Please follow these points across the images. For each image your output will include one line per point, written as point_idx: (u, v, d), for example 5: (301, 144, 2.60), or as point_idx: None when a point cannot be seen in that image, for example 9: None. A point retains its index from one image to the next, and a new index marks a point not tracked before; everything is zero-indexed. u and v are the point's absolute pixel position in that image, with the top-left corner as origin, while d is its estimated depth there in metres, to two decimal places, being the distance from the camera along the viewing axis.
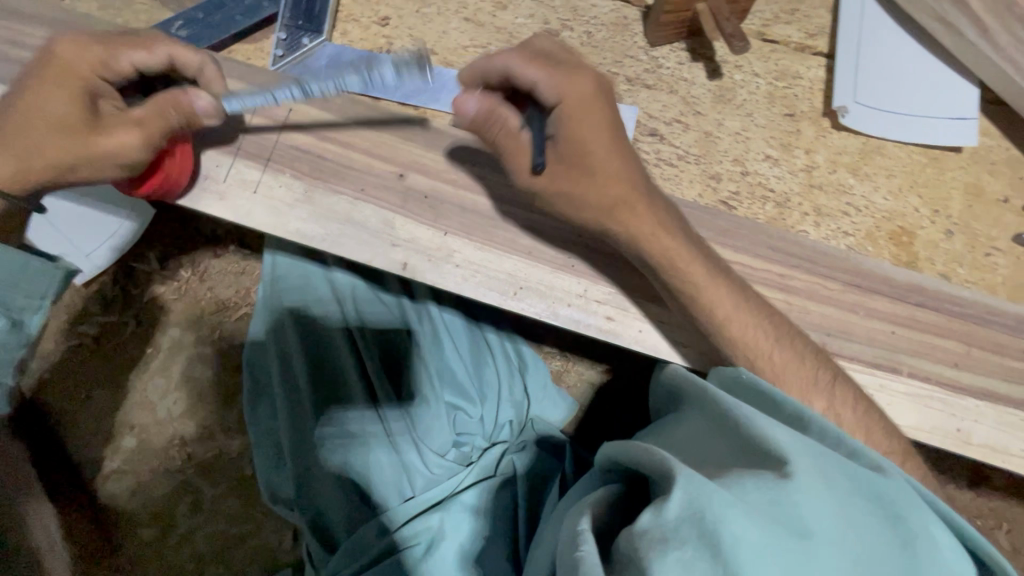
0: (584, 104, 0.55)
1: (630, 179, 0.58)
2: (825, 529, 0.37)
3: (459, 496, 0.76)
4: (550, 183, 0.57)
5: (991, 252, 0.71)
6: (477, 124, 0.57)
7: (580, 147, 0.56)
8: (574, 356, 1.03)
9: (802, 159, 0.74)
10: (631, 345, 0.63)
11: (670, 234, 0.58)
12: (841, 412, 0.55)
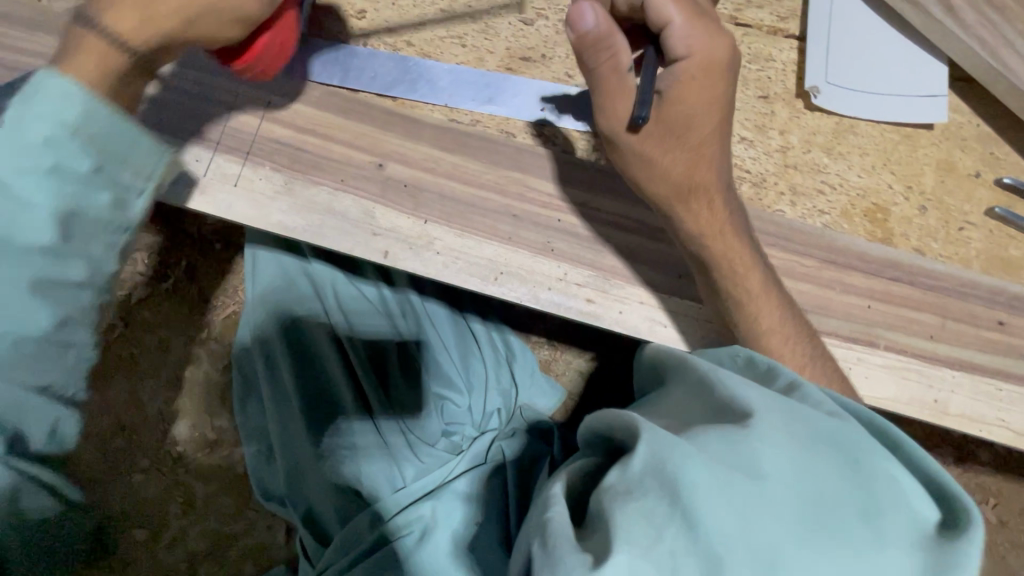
0: (704, 77, 0.62)
1: (715, 173, 0.67)
2: (779, 473, 0.41)
3: (452, 484, 0.86)
4: (640, 141, 0.65)
5: (965, 227, 0.79)
6: (588, 41, 0.60)
7: (690, 115, 0.64)
8: (561, 345, 1.16)
9: (777, 140, 0.81)
10: (609, 326, 0.72)
11: (734, 236, 0.68)
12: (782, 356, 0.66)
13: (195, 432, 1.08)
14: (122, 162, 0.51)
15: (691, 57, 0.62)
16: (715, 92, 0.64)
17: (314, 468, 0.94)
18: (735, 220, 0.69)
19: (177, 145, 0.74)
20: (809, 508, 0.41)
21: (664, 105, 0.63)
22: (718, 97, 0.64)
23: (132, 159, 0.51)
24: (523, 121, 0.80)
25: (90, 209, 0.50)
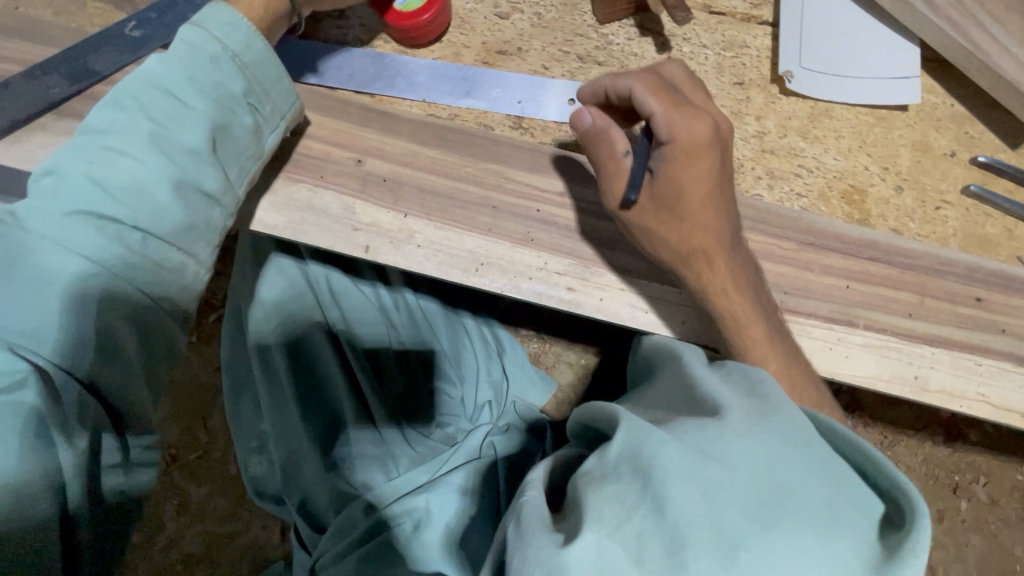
0: (688, 157, 0.67)
1: (718, 234, 0.69)
2: (749, 465, 0.42)
3: (449, 478, 0.86)
4: (637, 215, 0.69)
5: (941, 206, 0.80)
6: (588, 135, 0.70)
7: (679, 192, 0.68)
8: (550, 338, 1.17)
9: (753, 125, 0.81)
10: (591, 313, 0.72)
11: (739, 293, 0.68)
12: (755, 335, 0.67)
13: (188, 436, 1.09)
14: (264, 95, 0.66)
15: (676, 138, 0.66)
16: (702, 168, 0.67)
17: (309, 464, 0.95)
18: (748, 278, 0.69)
19: None
20: (775, 508, 0.40)
21: (654, 184, 0.69)
22: (708, 173, 0.68)
23: (271, 94, 0.66)
24: (501, 113, 0.80)
25: (236, 127, 0.63)
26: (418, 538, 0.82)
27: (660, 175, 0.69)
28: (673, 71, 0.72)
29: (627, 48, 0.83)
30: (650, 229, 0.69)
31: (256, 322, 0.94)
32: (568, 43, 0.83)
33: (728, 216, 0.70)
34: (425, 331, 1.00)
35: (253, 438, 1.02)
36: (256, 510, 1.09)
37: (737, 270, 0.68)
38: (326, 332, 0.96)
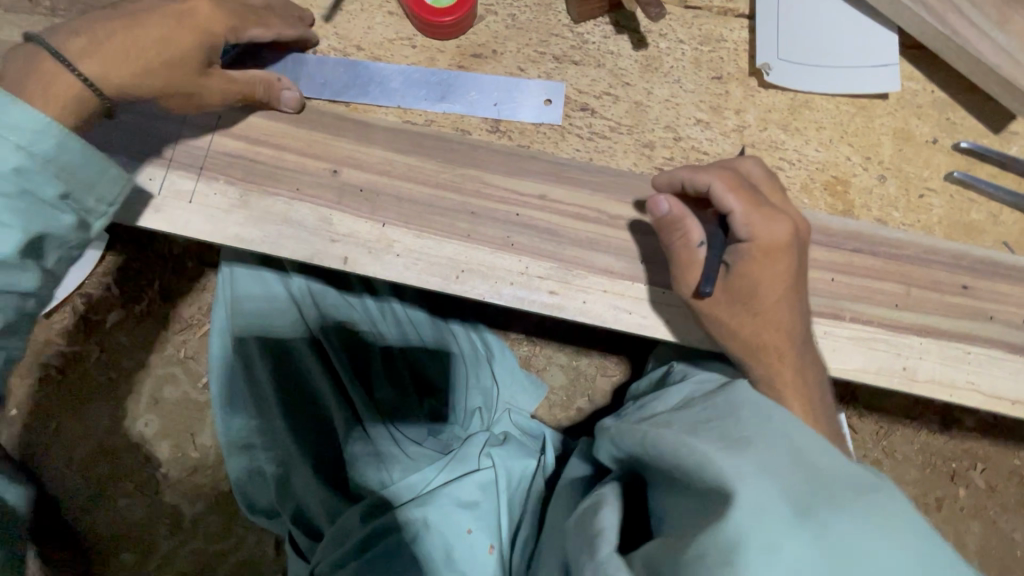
0: (767, 256, 0.64)
1: (791, 331, 0.65)
2: (862, 549, 0.44)
3: (449, 490, 0.85)
4: (709, 306, 0.67)
5: (926, 193, 0.79)
6: (663, 221, 0.66)
7: (755, 288, 0.65)
8: (540, 342, 1.15)
9: (733, 120, 0.81)
10: (574, 316, 0.72)
11: (808, 388, 0.66)
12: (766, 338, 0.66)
13: (178, 454, 1.08)
14: (88, 188, 0.61)
15: (755, 239, 0.64)
16: (784, 269, 0.65)
17: (300, 472, 0.95)
18: (810, 371, 0.66)
19: (127, 163, 0.73)
20: None
21: (730, 278, 0.66)
22: (788, 273, 0.65)
23: (97, 185, 0.62)
24: (477, 117, 0.79)
25: (55, 227, 0.60)
26: (417, 549, 0.83)
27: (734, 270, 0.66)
28: (750, 169, 0.70)
29: (603, 47, 0.82)
30: (720, 319, 0.67)
31: (244, 338, 0.95)
32: (543, 44, 0.82)
33: (803, 311, 0.66)
34: (414, 339, 0.99)
35: (240, 452, 1.01)
36: (249, 526, 1.08)
37: (801, 359, 0.66)
38: (311, 345, 0.95)
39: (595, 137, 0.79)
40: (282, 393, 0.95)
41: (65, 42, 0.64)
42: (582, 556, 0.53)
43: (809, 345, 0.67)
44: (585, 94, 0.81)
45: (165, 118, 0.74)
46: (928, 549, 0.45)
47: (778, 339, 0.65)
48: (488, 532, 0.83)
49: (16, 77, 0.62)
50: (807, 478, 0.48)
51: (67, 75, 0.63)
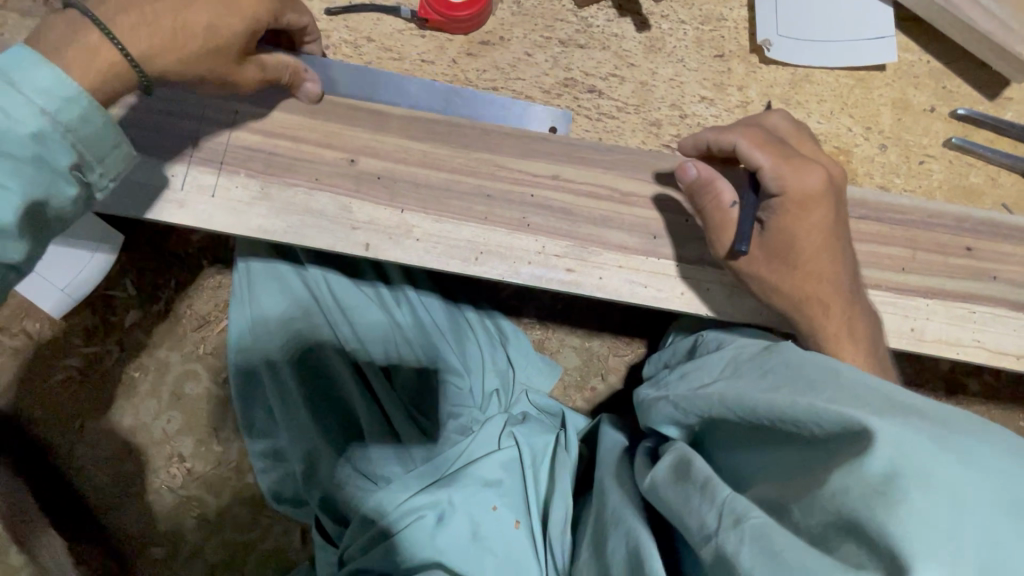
0: (800, 207, 0.67)
1: (833, 281, 0.68)
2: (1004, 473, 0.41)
3: (472, 472, 0.87)
4: (748, 264, 0.69)
5: (925, 160, 0.82)
6: (695, 185, 0.70)
7: (795, 241, 0.67)
8: (553, 325, 1.14)
9: (736, 96, 0.83)
10: (592, 292, 0.74)
11: (859, 336, 0.67)
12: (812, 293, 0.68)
13: (201, 449, 1.09)
14: (97, 162, 0.59)
15: (787, 191, 0.66)
16: (822, 216, 0.67)
17: (326, 459, 0.97)
18: (864, 320, 0.68)
19: (148, 161, 0.75)
20: None
21: (770, 235, 0.68)
22: (823, 220, 0.67)
23: (106, 160, 0.60)
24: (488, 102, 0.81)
25: (57, 196, 0.57)
26: (442, 529, 0.83)
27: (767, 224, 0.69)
28: (775, 122, 0.73)
29: (607, 30, 0.84)
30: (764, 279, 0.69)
31: (266, 333, 0.98)
32: (548, 29, 0.84)
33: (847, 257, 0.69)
34: (430, 327, 0.99)
35: (267, 447, 1.03)
36: (274, 516, 1.09)
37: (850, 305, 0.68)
38: (332, 337, 0.98)
39: (604, 117, 0.82)
40: (305, 386, 0.98)
41: (110, 16, 0.59)
42: (697, 501, 0.52)
43: (852, 286, 0.69)
44: (592, 77, 0.83)
45: (184, 114, 0.76)
46: None
47: (826, 289, 0.68)
48: (514, 508, 0.84)
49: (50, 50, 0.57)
50: (930, 415, 0.45)
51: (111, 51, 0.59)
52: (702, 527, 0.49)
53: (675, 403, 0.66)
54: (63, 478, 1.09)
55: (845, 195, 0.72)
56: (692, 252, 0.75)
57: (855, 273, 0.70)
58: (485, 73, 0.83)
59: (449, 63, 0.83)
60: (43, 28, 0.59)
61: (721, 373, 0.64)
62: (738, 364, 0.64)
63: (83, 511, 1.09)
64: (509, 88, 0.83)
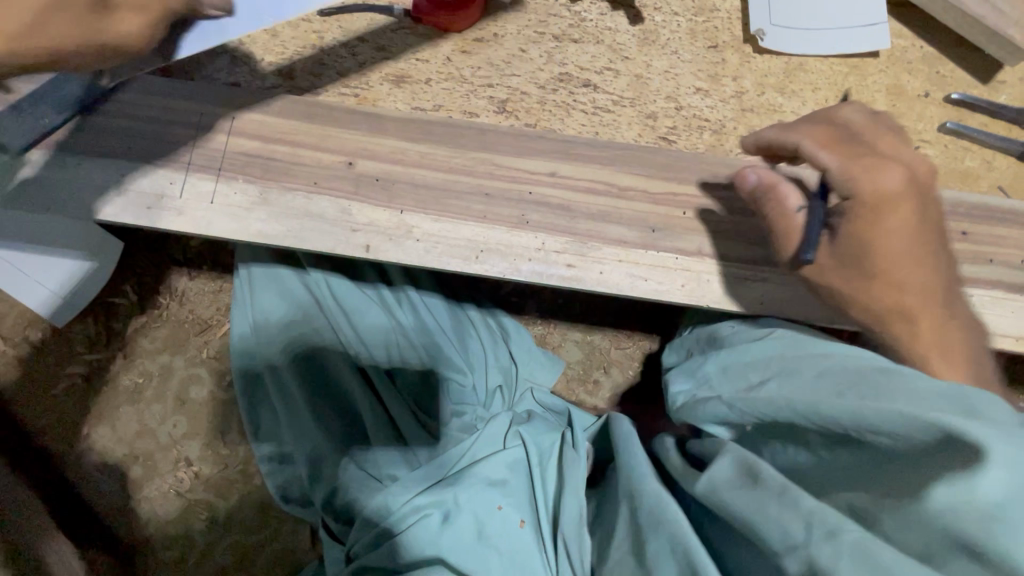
0: (875, 213, 0.67)
1: (919, 288, 0.68)
2: None
3: (476, 471, 0.88)
4: (818, 273, 0.69)
5: (921, 145, 0.82)
6: (756, 192, 0.71)
7: (876, 248, 0.67)
8: (554, 320, 1.15)
9: (731, 87, 0.83)
10: (592, 287, 0.74)
11: (956, 342, 0.67)
12: (896, 301, 0.68)
13: (208, 453, 1.10)
14: None
15: (859, 194, 0.66)
16: (902, 219, 0.67)
17: (331, 461, 0.98)
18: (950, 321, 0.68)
19: (147, 169, 0.75)
20: None
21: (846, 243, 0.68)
22: (901, 224, 0.67)
23: None
24: (483, 100, 0.81)
25: None
26: (448, 528, 0.84)
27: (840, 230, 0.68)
28: (849, 116, 0.72)
29: (601, 24, 0.84)
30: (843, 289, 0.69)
31: (269, 336, 0.98)
32: (542, 25, 0.84)
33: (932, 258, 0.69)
34: (432, 326, 1.00)
35: (273, 449, 1.04)
36: (283, 517, 1.10)
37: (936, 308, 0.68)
38: (334, 339, 0.99)
39: (600, 111, 0.81)
40: (309, 388, 0.98)
41: None
42: (774, 509, 0.50)
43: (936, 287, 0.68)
44: (587, 71, 0.83)
45: (184, 122, 0.77)
46: None
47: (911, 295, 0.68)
48: (519, 507, 0.85)
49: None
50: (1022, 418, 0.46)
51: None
52: (786, 535, 0.48)
53: (729, 403, 0.67)
54: (70, 486, 1.09)
55: (934, 195, 0.70)
56: (691, 245, 0.75)
57: (945, 280, 0.69)
58: (479, 69, 0.82)
59: (443, 61, 0.82)
60: None
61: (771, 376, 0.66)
62: (787, 366, 0.66)
63: (90, 518, 1.09)
64: (504, 84, 0.82)
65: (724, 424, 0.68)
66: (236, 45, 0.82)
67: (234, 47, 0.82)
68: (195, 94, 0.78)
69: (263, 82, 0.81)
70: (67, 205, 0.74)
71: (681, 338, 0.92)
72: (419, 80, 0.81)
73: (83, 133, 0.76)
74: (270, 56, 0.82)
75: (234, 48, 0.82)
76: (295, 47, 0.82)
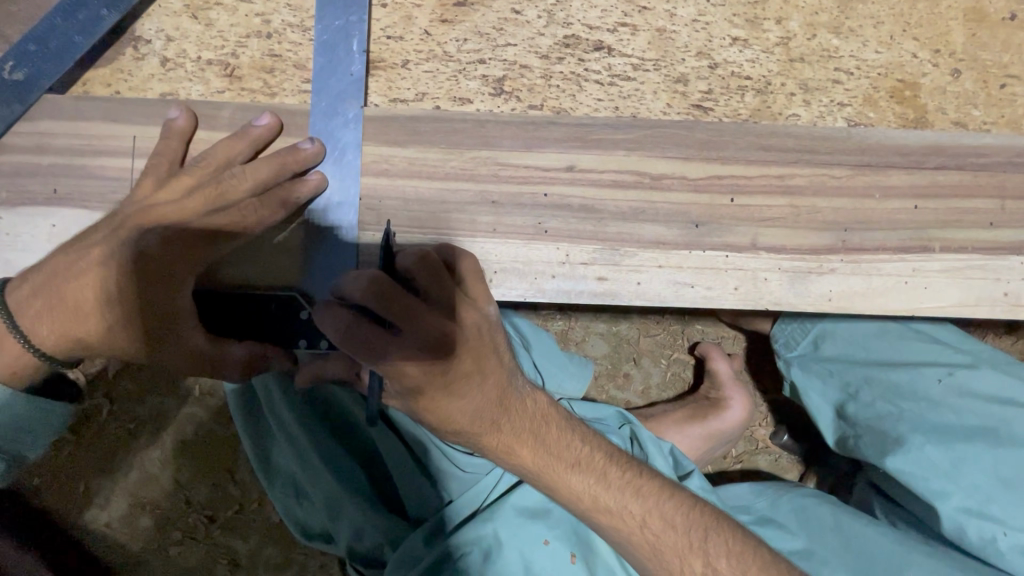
0: (449, 371, 0.54)
1: (533, 435, 0.63)
2: (1015, 433, 0.75)
3: (510, 500, 0.83)
4: (462, 422, 0.59)
5: (1007, 82, 0.68)
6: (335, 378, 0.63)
7: (441, 416, 0.58)
8: (575, 313, 1.01)
9: (775, 32, 0.67)
10: (630, 301, 0.63)
11: (600, 484, 0.64)
12: (518, 447, 0.62)
13: (218, 493, 1.00)
14: None
15: (488, 396, 0.58)
16: (558, 425, 0.65)
17: (349, 507, 0.85)
18: (742, 546, 0.65)
19: (85, 214, 0.62)
20: (1016, 440, 0.75)
21: (486, 428, 0.60)
22: (568, 416, 0.67)
23: None
24: (475, 80, 0.66)
25: None
26: (490, 568, 0.78)
27: (374, 347, 0.51)
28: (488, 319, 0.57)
29: None
30: (532, 466, 0.63)
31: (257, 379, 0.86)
32: None
33: (586, 432, 0.67)
34: None
35: (287, 485, 0.92)
36: (310, 551, 1.02)
37: (647, 511, 0.65)
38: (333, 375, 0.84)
39: (618, 80, 0.67)
40: (315, 428, 0.85)
41: (59, 283, 0.57)
42: None
43: (681, 500, 0.67)
44: (598, 30, 0.67)
45: (117, 152, 0.63)
46: (999, 402, 0.77)
47: (522, 453, 0.62)
48: (566, 541, 0.82)
49: (20, 301, 0.57)
50: (979, 423, 0.76)
51: (73, 292, 0.57)
52: None
53: (906, 472, 0.77)
54: (25, 502, 0.97)
55: (484, 348, 0.56)
56: (742, 238, 0.63)
57: (641, 470, 0.68)
58: (466, 42, 0.67)
59: (420, 35, 0.66)
60: (84, 233, 0.59)
61: (921, 450, 0.77)
62: (947, 434, 0.76)
63: (69, 542, 0.99)
64: (498, 58, 0.67)
65: (928, 490, 0.76)
66: (165, 44, 0.66)
67: (163, 47, 0.66)
68: (131, 112, 0.64)
69: (205, 86, 0.66)
70: None
71: (798, 357, 0.89)
72: (394, 63, 0.66)
73: None
74: (208, 52, 0.66)
75: (163, 48, 0.66)
76: (237, 37, 0.66)
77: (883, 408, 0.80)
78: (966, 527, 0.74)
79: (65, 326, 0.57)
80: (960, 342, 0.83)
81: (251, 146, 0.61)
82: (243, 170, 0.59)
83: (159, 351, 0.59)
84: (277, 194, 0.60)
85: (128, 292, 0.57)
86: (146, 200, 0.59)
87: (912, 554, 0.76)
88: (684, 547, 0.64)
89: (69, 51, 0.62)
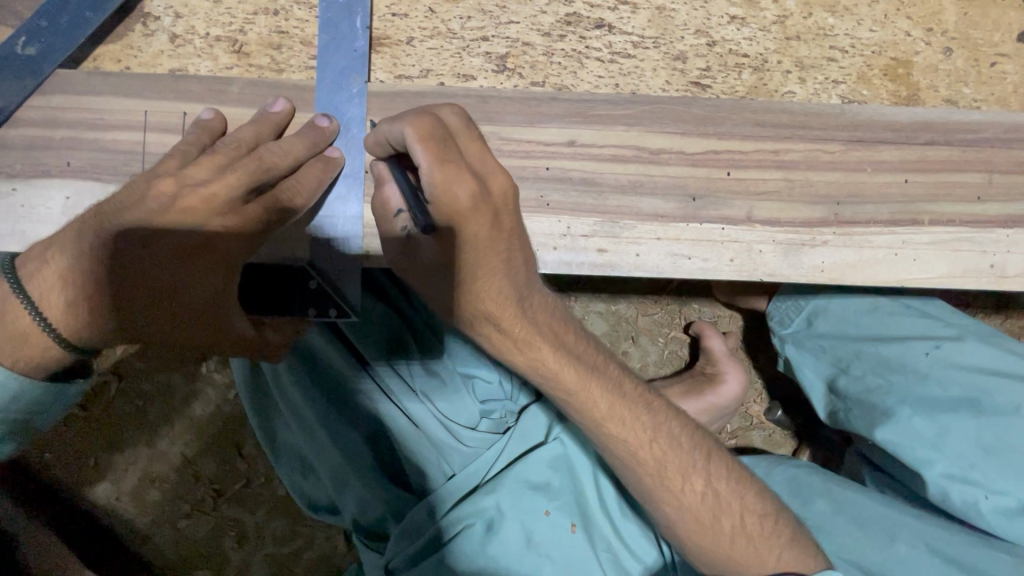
0: (496, 226, 0.55)
1: (572, 357, 0.64)
2: (999, 402, 0.77)
3: (516, 474, 0.85)
4: (513, 328, 0.59)
5: (998, 60, 0.69)
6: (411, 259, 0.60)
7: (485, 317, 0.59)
8: (575, 292, 1.03)
9: (772, 10, 0.69)
10: (629, 272, 0.65)
11: (632, 419, 0.66)
12: (560, 371, 0.63)
13: (225, 467, 1.02)
14: None
15: (529, 291, 0.59)
16: (591, 353, 0.66)
17: (357, 480, 0.86)
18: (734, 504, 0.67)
19: (99, 188, 0.64)
20: (999, 408, 0.77)
21: (527, 346, 0.61)
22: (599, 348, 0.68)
23: None
24: (479, 57, 0.68)
25: None
26: (493, 537, 0.81)
27: (447, 166, 0.51)
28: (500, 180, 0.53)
29: None
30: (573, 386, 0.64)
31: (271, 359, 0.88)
32: None
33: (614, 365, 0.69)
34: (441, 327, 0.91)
35: (294, 462, 0.94)
36: (314, 524, 1.04)
37: (656, 428, 0.67)
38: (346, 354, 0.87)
39: (619, 57, 0.68)
40: (325, 406, 0.86)
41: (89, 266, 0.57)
42: None
43: (697, 468, 0.67)
44: (598, 8, 0.69)
45: (130, 126, 0.65)
46: (985, 372, 0.79)
47: (565, 372, 0.63)
48: (566, 511, 0.83)
49: (48, 286, 0.57)
50: (964, 392, 0.79)
51: (115, 279, 0.58)
52: None
53: (896, 441, 0.80)
54: (39, 479, 1.00)
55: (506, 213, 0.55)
56: (737, 212, 0.65)
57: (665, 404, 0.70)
58: (470, 19, 0.68)
59: (425, 13, 0.68)
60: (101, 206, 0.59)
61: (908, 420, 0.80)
62: (934, 405, 0.79)
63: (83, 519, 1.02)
64: (501, 35, 0.68)
65: (913, 456, 0.79)
66: (173, 20, 0.67)
67: (172, 24, 0.67)
68: (141, 86, 0.65)
69: (214, 62, 0.67)
70: (6, 241, 0.63)
71: (793, 334, 0.91)
72: (398, 40, 0.67)
73: (9, 150, 0.64)
74: (217, 28, 0.67)
75: (172, 24, 0.67)
76: (245, 13, 0.68)
77: (873, 381, 0.83)
78: (949, 490, 0.77)
79: (110, 313, 0.58)
80: (950, 316, 0.84)
81: (276, 130, 0.63)
82: (281, 147, 0.60)
83: (206, 336, 0.63)
84: (305, 168, 0.62)
85: (177, 277, 0.60)
86: (154, 171, 0.60)
87: (897, 518, 0.79)
88: (695, 510, 0.66)
89: (80, 27, 0.64)
